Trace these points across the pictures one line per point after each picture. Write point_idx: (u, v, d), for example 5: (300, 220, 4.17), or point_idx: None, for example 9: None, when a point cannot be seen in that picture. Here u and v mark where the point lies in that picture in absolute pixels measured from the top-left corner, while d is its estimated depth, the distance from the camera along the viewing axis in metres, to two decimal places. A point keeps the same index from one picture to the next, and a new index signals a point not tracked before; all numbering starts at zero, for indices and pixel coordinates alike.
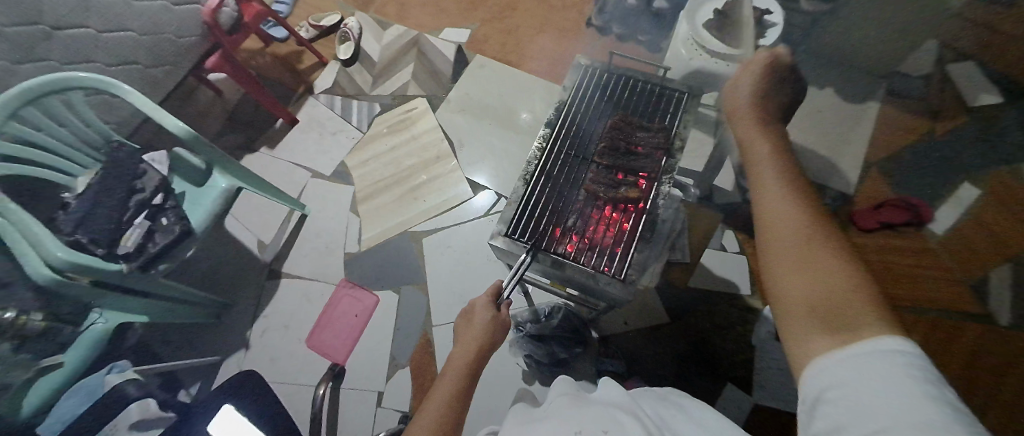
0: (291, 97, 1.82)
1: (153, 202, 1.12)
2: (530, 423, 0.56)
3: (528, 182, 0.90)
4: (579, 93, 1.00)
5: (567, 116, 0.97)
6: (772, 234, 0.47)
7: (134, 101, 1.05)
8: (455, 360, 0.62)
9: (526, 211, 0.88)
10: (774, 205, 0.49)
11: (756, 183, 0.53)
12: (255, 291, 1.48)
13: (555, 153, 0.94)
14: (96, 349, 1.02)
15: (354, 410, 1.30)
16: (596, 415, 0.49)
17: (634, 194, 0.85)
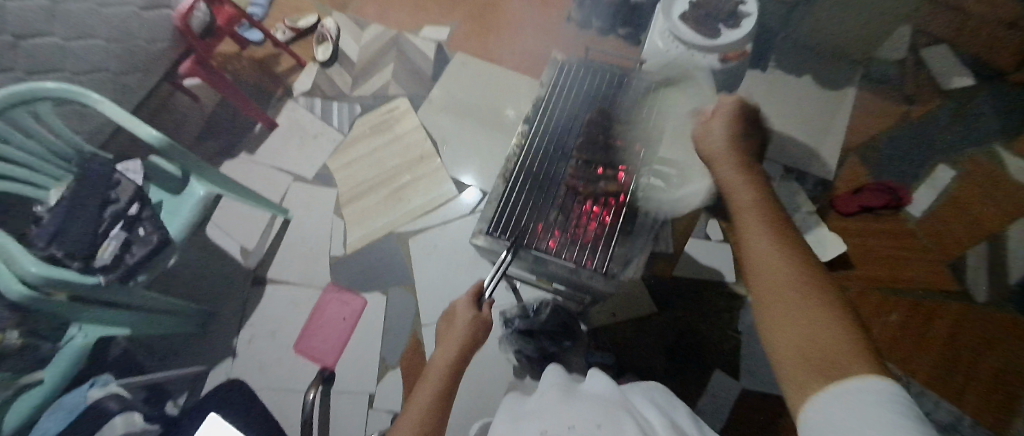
0: (270, 100, 1.79)
1: (129, 212, 1.08)
2: (516, 420, 0.56)
3: (511, 184, 0.97)
4: (553, 99, 1.07)
5: (542, 122, 1.06)
6: (761, 282, 0.48)
7: (104, 110, 1.01)
8: (439, 358, 0.62)
9: (507, 211, 0.93)
10: (759, 252, 0.50)
11: (743, 235, 0.54)
12: (240, 298, 1.46)
13: (532, 154, 0.99)
14: (77, 363, 1.01)
15: (346, 414, 1.29)
16: (585, 409, 0.50)
17: (612, 190, 0.92)
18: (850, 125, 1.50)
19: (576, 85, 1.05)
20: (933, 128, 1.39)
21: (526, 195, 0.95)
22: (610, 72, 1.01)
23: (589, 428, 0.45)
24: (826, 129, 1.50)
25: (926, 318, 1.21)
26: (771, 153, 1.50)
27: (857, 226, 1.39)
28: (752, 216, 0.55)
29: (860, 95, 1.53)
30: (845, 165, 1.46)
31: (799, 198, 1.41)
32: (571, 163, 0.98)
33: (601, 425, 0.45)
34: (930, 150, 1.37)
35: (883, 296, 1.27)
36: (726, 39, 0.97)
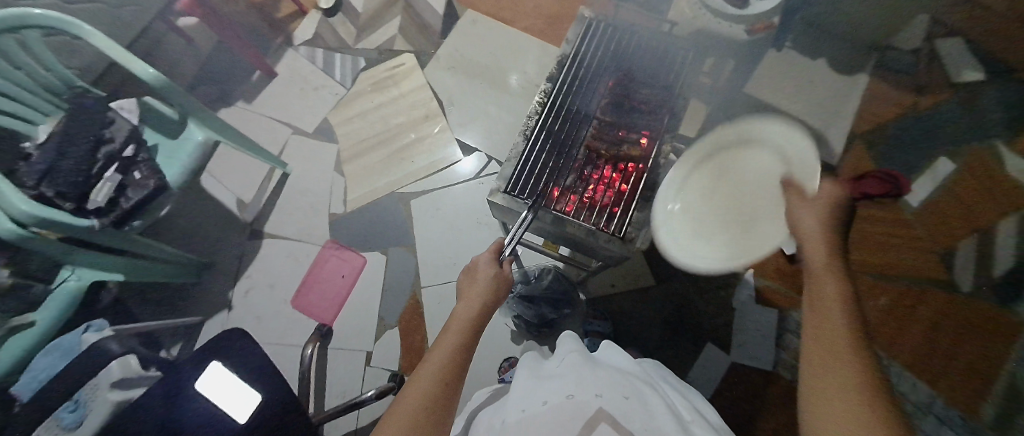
0: (269, 48, 1.71)
1: (123, 154, 1.02)
2: (537, 377, 0.58)
3: (529, 137, 0.89)
4: (583, 47, 0.96)
5: (570, 70, 0.94)
6: (815, 344, 0.43)
7: (98, 44, 0.94)
8: (461, 313, 0.61)
9: (525, 167, 0.86)
10: (825, 311, 0.44)
11: (813, 290, 0.48)
12: (236, 251, 1.44)
13: (556, 107, 0.92)
14: (70, 309, 0.96)
15: (343, 369, 1.30)
16: (608, 379, 0.52)
17: (634, 152, 0.85)
18: None
19: (606, 37, 0.97)
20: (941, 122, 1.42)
21: (547, 151, 0.88)
22: (635, 32, 0.97)
23: (618, 398, 0.47)
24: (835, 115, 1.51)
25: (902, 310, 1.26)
26: None
27: (857, 214, 1.43)
28: (821, 283, 0.47)
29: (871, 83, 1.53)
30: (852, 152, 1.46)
31: None
32: (594, 119, 0.89)
33: (628, 398, 0.47)
34: None
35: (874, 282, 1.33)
36: (755, 9, 0.96)
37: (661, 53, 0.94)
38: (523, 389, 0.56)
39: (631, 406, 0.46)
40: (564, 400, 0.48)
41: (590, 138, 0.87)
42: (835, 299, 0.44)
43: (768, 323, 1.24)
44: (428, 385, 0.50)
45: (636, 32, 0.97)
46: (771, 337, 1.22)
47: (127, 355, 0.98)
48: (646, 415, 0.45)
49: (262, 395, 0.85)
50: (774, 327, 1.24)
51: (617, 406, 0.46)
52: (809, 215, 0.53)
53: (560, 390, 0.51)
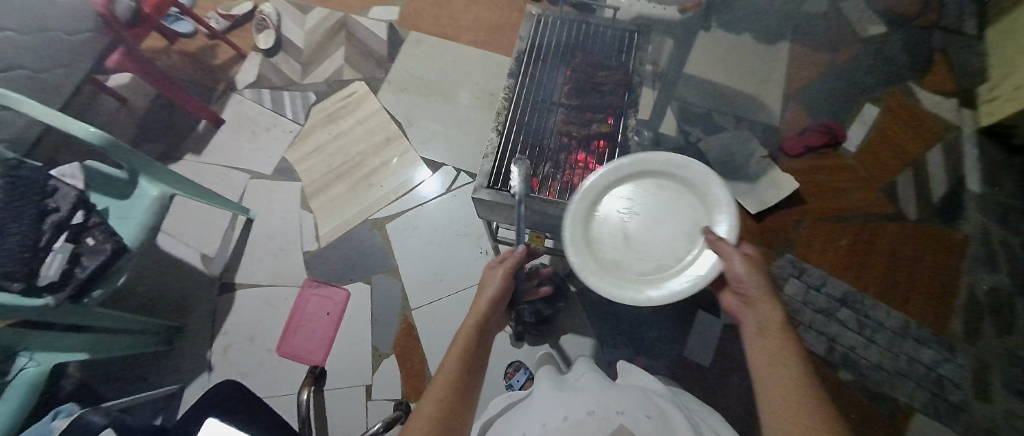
0: (212, 95, 1.65)
1: (73, 221, 0.95)
2: (560, 393, 0.62)
3: (503, 132, 0.89)
4: (535, 41, 1.00)
5: (528, 65, 0.97)
6: (771, 389, 0.47)
7: (26, 110, 0.88)
8: (465, 330, 0.65)
9: (503, 161, 0.87)
10: (779, 361, 0.50)
11: (761, 346, 0.53)
12: (209, 308, 1.36)
13: (521, 102, 0.94)
14: (32, 394, 0.88)
15: (343, 408, 1.24)
16: (627, 398, 0.57)
17: (604, 129, 0.88)
18: (788, 74, 1.64)
19: (556, 32, 1.02)
20: (854, 75, 1.59)
21: (521, 144, 0.89)
22: (579, 23, 1.02)
23: (642, 417, 0.52)
24: (767, 81, 1.63)
25: (864, 245, 1.33)
26: (724, 106, 1.59)
27: (804, 166, 1.47)
28: (774, 340, 0.52)
29: (793, 48, 1.67)
30: (789, 112, 1.57)
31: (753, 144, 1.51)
32: (559, 106, 0.93)
33: (649, 416, 0.52)
34: (857, 91, 1.57)
35: (833, 224, 1.38)
36: None
37: (608, 42, 1.01)
38: (545, 404, 0.60)
39: (654, 424, 0.50)
40: (586, 415, 0.52)
41: (561, 125, 0.90)
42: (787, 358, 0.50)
43: None
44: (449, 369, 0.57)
45: (582, 24, 1.03)
46: None
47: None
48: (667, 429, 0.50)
49: None
50: None
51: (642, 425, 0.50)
52: (753, 275, 0.58)
53: (581, 403, 0.56)
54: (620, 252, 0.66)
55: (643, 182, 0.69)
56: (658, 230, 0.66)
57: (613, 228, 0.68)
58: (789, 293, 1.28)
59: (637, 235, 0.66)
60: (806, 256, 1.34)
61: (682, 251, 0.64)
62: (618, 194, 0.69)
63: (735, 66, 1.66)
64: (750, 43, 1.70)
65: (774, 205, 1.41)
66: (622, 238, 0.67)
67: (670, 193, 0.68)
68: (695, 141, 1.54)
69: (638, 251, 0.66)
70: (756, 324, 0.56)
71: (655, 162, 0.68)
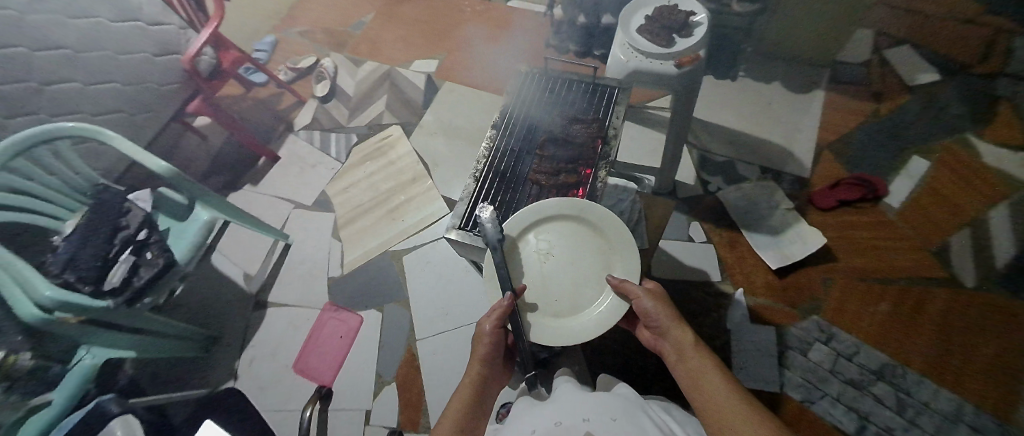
0: (273, 135, 1.92)
1: (137, 238, 1.17)
2: (538, 409, 0.74)
3: (479, 179, 0.98)
4: (524, 96, 1.10)
5: (512, 116, 1.07)
6: (702, 399, 0.64)
7: (118, 145, 1.10)
8: (460, 392, 0.74)
9: (476, 204, 0.94)
10: (700, 374, 0.67)
11: (687, 364, 0.70)
12: (243, 322, 1.52)
13: (502, 150, 1.03)
14: (85, 383, 1.04)
15: (342, 431, 1.30)
16: (603, 404, 0.67)
17: (571, 180, 0.93)
18: (822, 121, 1.56)
19: (542, 86, 1.11)
20: (898, 124, 1.48)
21: (497, 189, 0.96)
22: (566, 77, 1.11)
23: (604, 421, 0.62)
24: (797, 129, 1.56)
25: (907, 310, 1.19)
26: (746, 155, 1.54)
27: (835, 220, 1.36)
28: (692, 359, 0.70)
29: (828, 95, 1.60)
30: (821, 162, 1.49)
31: (779, 195, 1.43)
32: (535, 156, 1.00)
33: (615, 418, 0.62)
34: (903, 142, 1.45)
35: (868, 285, 1.25)
36: (681, 46, 0.98)
37: (589, 95, 1.07)
38: (530, 418, 0.71)
39: (614, 427, 0.60)
40: (555, 426, 0.63)
41: (533, 174, 0.96)
42: (705, 368, 0.67)
43: (767, 340, 1.22)
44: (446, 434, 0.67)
45: (567, 79, 1.11)
46: (772, 357, 1.19)
47: (127, 415, 1.10)
48: (629, 429, 0.59)
49: None
50: (773, 345, 1.21)
51: (603, 426, 0.61)
52: (658, 308, 0.76)
53: (557, 412, 0.68)
54: (538, 291, 0.82)
55: (556, 225, 0.84)
56: (569, 268, 0.82)
57: (533, 267, 0.83)
58: (814, 359, 1.17)
59: (552, 273, 0.82)
60: (833, 319, 1.22)
61: (592, 291, 0.80)
62: (537, 236, 0.84)
63: (761, 114, 1.62)
64: (780, 91, 1.65)
65: (798, 261, 1.31)
66: (543, 274, 0.82)
67: (585, 235, 0.83)
68: (714, 190, 1.50)
69: (553, 288, 0.82)
70: (676, 349, 0.73)
71: (571, 206, 0.83)
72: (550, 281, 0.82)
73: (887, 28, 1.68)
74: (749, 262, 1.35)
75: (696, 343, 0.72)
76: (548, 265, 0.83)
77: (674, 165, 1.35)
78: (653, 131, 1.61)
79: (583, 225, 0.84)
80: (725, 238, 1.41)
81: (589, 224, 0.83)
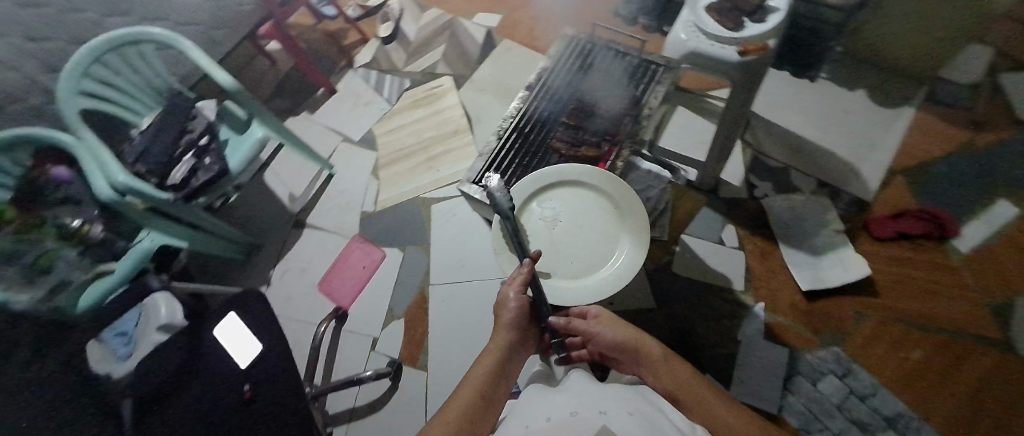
0: (334, 68, 2.00)
1: (200, 143, 1.30)
2: (550, 397, 0.69)
3: (502, 138, 1.03)
4: (560, 62, 1.12)
5: (546, 81, 1.10)
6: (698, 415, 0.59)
7: (194, 56, 1.21)
8: (487, 357, 0.72)
9: (494, 161, 1.00)
10: (686, 385, 0.64)
11: (668, 376, 0.66)
12: (281, 237, 1.66)
13: (531, 112, 1.07)
14: (141, 262, 1.22)
15: (351, 350, 1.42)
16: (617, 399, 0.62)
17: (591, 154, 0.97)
18: (903, 144, 1.39)
19: (580, 55, 1.13)
20: (997, 162, 1.29)
21: (518, 150, 1.02)
22: (603, 48, 1.13)
23: (623, 413, 0.57)
24: (872, 147, 1.40)
25: (941, 364, 1.09)
26: (807, 166, 1.42)
27: (890, 253, 1.24)
28: (671, 371, 0.67)
29: (920, 116, 1.42)
30: (889, 187, 1.34)
31: (831, 214, 1.32)
32: (561, 123, 1.03)
33: (633, 413, 0.57)
34: (993, 182, 1.28)
35: (907, 329, 1.15)
36: (752, 31, 0.89)
37: (629, 73, 1.08)
38: (539, 407, 0.66)
39: (635, 419, 0.55)
40: (567, 416, 0.58)
41: (555, 140, 1.00)
42: (688, 380, 0.64)
43: (777, 360, 1.17)
44: (469, 398, 0.64)
45: (610, 54, 1.12)
46: (778, 379, 1.15)
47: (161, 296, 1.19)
48: (648, 423, 0.54)
49: None
50: (783, 367, 1.16)
51: (621, 418, 0.55)
52: (613, 329, 0.74)
53: (568, 403, 0.63)
54: (550, 259, 0.86)
55: (566, 193, 0.91)
56: (576, 234, 0.89)
57: (541, 236, 0.87)
58: (823, 391, 1.12)
59: (560, 236, 0.87)
60: (856, 355, 1.14)
61: (602, 250, 0.86)
62: (543, 205, 0.90)
63: (836, 124, 1.46)
64: (864, 102, 1.48)
65: (834, 288, 1.23)
66: (555, 239, 0.87)
67: (586, 199, 0.90)
68: (760, 196, 1.41)
69: (563, 253, 0.86)
70: (650, 366, 0.69)
71: (570, 171, 0.91)
72: (562, 246, 0.86)
73: (1017, 48, 1.43)
74: (778, 278, 1.28)
75: (667, 352, 0.70)
76: (558, 231, 0.88)
77: (720, 162, 1.27)
78: (708, 124, 1.50)
79: (583, 189, 0.91)
80: (760, 249, 1.34)
81: (589, 187, 0.90)
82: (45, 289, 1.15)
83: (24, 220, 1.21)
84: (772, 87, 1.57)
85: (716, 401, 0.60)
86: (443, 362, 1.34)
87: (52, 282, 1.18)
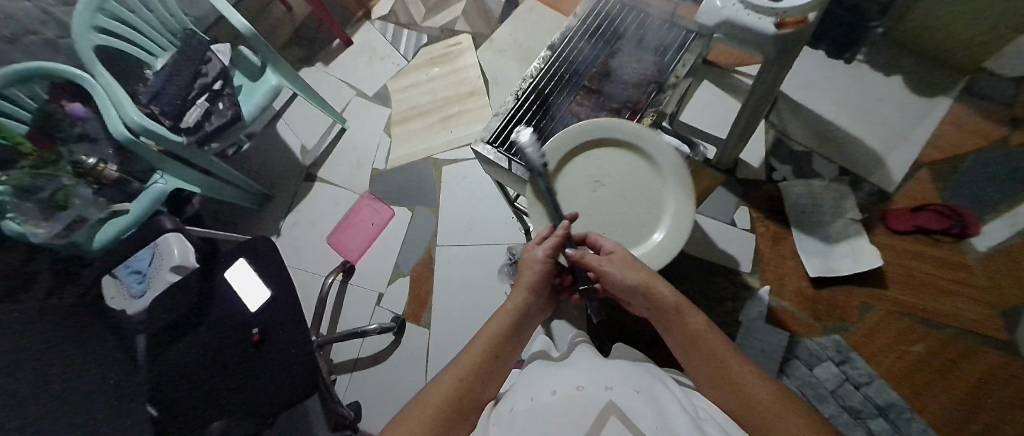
0: (350, 19, 1.94)
1: (213, 87, 1.27)
2: (553, 372, 0.70)
3: (520, 99, 0.99)
4: (588, 19, 1.05)
5: (570, 39, 1.04)
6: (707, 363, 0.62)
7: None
8: (499, 316, 0.73)
9: (512, 122, 0.97)
10: (698, 334, 0.64)
11: (682, 323, 0.67)
12: (292, 188, 1.67)
13: (552, 73, 1.02)
14: (155, 202, 1.23)
15: (357, 303, 1.46)
16: (619, 376, 0.64)
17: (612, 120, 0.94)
18: (936, 137, 1.32)
19: (610, 12, 1.06)
20: None
21: (536, 113, 0.98)
22: (634, 5, 1.05)
23: (630, 392, 0.59)
24: (902, 138, 1.34)
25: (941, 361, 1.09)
26: (831, 153, 1.38)
27: (905, 247, 1.22)
28: (685, 319, 0.67)
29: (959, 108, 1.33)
30: (913, 181, 1.29)
31: (849, 203, 1.29)
32: (583, 87, 0.99)
33: (638, 391, 0.59)
34: None
35: (910, 324, 1.15)
36: (793, 0, 0.78)
37: (658, 35, 1.02)
38: (540, 381, 0.68)
39: (641, 398, 0.57)
40: (574, 390, 0.59)
41: (575, 104, 0.99)
42: (702, 331, 0.65)
43: (776, 343, 1.18)
44: (475, 358, 0.65)
45: (638, 13, 1.05)
46: (774, 361, 1.16)
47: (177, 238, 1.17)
48: (652, 401, 0.57)
49: (270, 292, 1.05)
50: (780, 350, 1.17)
51: (627, 396, 0.58)
52: (629, 271, 0.71)
53: (571, 377, 0.65)
54: (587, 221, 0.83)
55: (608, 153, 0.85)
56: (619, 201, 0.83)
57: (580, 194, 0.83)
58: (818, 376, 1.14)
59: (600, 200, 0.83)
60: (856, 345, 1.15)
61: (639, 226, 0.82)
62: (586, 163, 0.84)
63: (866, 111, 1.40)
64: (901, 90, 1.40)
65: (842, 277, 1.22)
66: (591, 201, 0.83)
67: (636, 166, 0.84)
68: (778, 180, 1.37)
69: (599, 216, 0.83)
70: (663, 312, 0.69)
71: (630, 129, 0.83)
72: (598, 210, 0.83)
73: None
74: (787, 264, 1.28)
75: (680, 299, 0.69)
76: (599, 193, 0.83)
77: (741, 142, 1.23)
78: (733, 102, 1.45)
79: (636, 155, 0.84)
80: (771, 233, 1.32)
81: (643, 154, 0.84)
82: (62, 224, 1.20)
83: (42, 155, 1.21)
84: (805, 67, 1.50)
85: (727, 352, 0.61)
86: (445, 321, 1.37)
87: (69, 218, 1.22)
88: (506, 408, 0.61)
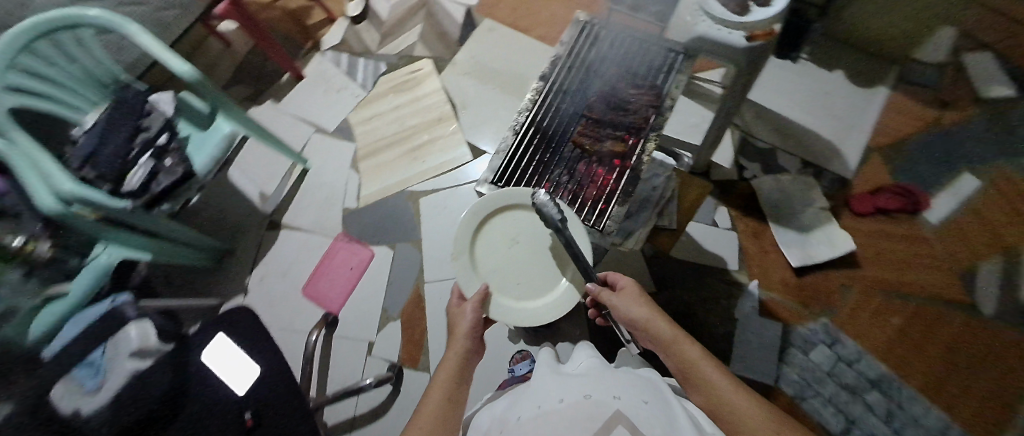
0: (299, 51, 1.84)
1: (157, 142, 1.15)
2: (558, 381, 0.67)
3: (519, 134, 1.02)
4: (576, 47, 1.08)
5: (562, 71, 1.06)
6: (697, 380, 0.61)
7: (144, 43, 1.05)
8: (447, 362, 0.70)
9: (512, 158, 1.00)
10: (689, 358, 0.64)
11: (679, 353, 0.65)
12: (256, 240, 1.54)
13: (546, 104, 1.05)
14: (97, 277, 1.09)
15: (345, 356, 1.36)
16: (624, 386, 0.61)
17: (618, 148, 0.94)
18: (879, 124, 1.44)
19: (597, 38, 1.08)
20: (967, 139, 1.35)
21: (537, 146, 1.00)
22: (620, 31, 1.07)
23: (640, 403, 0.56)
24: (850, 127, 1.45)
25: (918, 330, 1.17)
26: (792, 146, 1.46)
27: (869, 227, 1.31)
28: (680, 348, 0.65)
29: (894, 96, 1.46)
30: (866, 166, 1.40)
31: (815, 193, 1.37)
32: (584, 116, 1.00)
33: (649, 401, 0.57)
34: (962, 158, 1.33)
35: (886, 299, 1.23)
36: (758, 14, 0.81)
37: (652, 62, 1.02)
38: (546, 390, 0.65)
39: (651, 409, 0.54)
40: (583, 398, 0.56)
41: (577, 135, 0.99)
42: (693, 359, 0.63)
43: (770, 335, 1.22)
44: (438, 403, 0.62)
45: (630, 42, 1.06)
46: (772, 352, 1.20)
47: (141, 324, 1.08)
48: (664, 415, 0.54)
49: None
50: (775, 342, 1.21)
51: (635, 404, 0.55)
52: (631, 304, 0.72)
53: (576, 385, 0.63)
54: (504, 275, 0.88)
55: (514, 212, 0.90)
56: (530, 256, 0.89)
57: (496, 249, 0.90)
58: (814, 360, 1.19)
59: (513, 256, 0.89)
60: (843, 326, 1.22)
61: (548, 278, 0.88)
62: (503, 223, 0.91)
63: (815, 104, 1.51)
64: (842, 82, 1.52)
65: (820, 263, 1.29)
66: (504, 257, 0.89)
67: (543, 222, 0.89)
68: (749, 177, 1.44)
69: (513, 270, 0.89)
70: (659, 343, 0.68)
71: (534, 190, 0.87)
72: (511, 264, 0.89)
73: None
74: (770, 257, 1.33)
75: (680, 332, 0.68)
76: (511, 249, 0.89)
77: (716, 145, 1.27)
78: (698, 106, 1.51)
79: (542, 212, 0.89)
80: (751, 229, 1.38)
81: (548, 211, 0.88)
82: None
83: None
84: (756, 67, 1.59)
85: (718, 373, 0.60)
86: None
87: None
88: (514, 419, 0.60)
